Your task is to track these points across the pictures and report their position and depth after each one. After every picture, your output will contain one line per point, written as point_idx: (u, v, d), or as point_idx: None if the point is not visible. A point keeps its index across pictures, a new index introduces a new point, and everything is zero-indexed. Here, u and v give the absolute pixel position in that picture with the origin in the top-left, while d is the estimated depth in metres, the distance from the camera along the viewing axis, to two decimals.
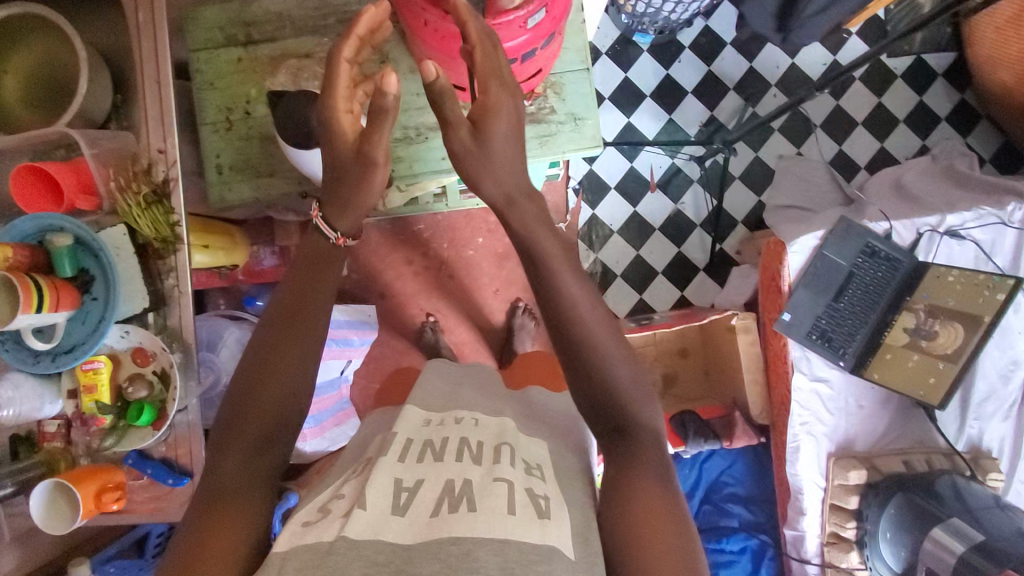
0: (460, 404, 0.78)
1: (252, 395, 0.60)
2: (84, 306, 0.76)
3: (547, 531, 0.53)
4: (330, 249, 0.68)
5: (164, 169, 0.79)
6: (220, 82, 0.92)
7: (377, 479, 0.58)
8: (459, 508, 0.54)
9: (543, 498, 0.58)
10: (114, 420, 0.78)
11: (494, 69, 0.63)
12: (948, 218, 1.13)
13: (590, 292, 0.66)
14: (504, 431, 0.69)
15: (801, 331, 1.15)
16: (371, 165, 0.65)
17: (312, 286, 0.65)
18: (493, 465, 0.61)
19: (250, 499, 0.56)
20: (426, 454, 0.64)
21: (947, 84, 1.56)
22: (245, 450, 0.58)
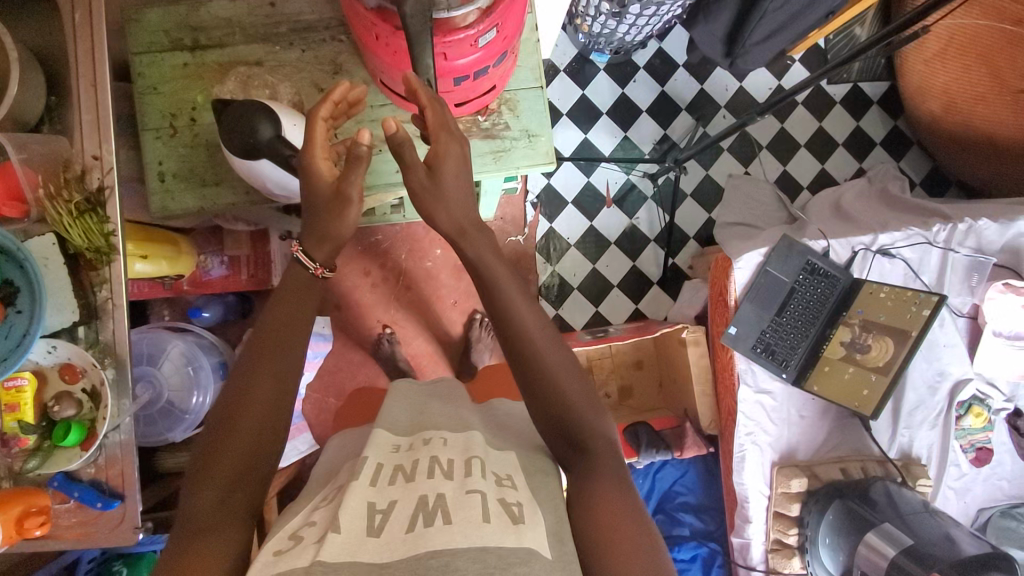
0: (429, 423, 0.78)
1: (223, 429, 0.59)
2: (8, 319, 0.72)
3: (522, 533, 0.54)
4: (308, 280, 0.69)
5: (99, 175, 0.76)
6: (165, 87, 0.89)
7: (351, 503, 0.57)
8: (434, 522, 0.54)
9: (516, 505, 0.59)
10: (38, 441, 0.73)
11: (445, 122, 0.67)
12: (879, 237, 1.20)
13: (534, 322, 0.71)
14: (472, 445, 0.69)
15: (747, 344, 1.19)
16: (347, 201, 0.67)
17: (287, 321, 0.66)
18: (465, 478, 0.61)
19: (225, 534, 0.54)
20: (398, 477, 0.63)
21: (882, 111, 1.66)
22: (218, 485, 0.56)
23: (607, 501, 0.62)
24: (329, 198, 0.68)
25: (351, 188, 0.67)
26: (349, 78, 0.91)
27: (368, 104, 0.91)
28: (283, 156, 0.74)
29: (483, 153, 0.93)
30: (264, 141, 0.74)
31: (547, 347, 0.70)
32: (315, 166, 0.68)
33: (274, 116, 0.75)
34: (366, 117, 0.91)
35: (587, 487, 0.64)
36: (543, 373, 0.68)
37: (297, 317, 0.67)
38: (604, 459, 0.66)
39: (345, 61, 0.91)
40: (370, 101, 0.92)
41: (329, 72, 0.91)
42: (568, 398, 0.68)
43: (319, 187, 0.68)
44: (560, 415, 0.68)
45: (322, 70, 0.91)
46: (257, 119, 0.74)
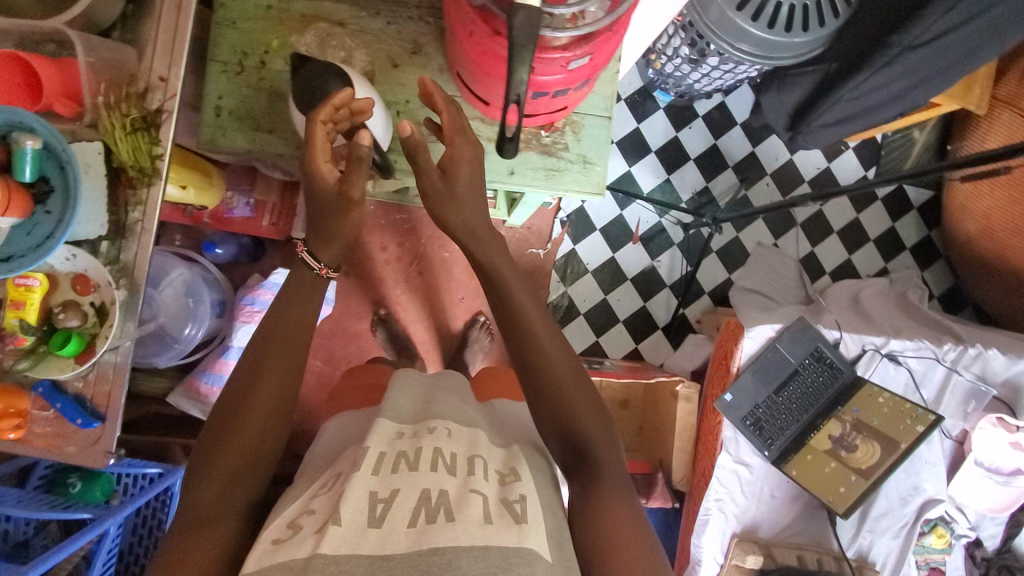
0: (435, 411, 0.78)
1: (228, 427, 0.66)
2: (34, 216, 0.71)
3: (524, 533, 0.58)
4: (313, 280, 0.79)
5: (161, 96, 0.75)
6: (243, 23, 0.88)
7: (353, 493, 0.59)
8: (438, 519, 0.58)
9: (518, 503, 0.62)
10: (35, 344, 0.72)
11: (459, 128, 0.74)
12: (891, 341, 1.21)
13: (564, 354, 0.73)
14: (477, 442, 0.71)
15: (738, 413, 1.19)
16: (350, 202, 0.73)
17: (296, 329, 0.75)
18: (468, 477, 0.65)
19: (227, 521, 0.62)
20: (399, 465, 0.65)
21: (919, 217, 1.67)
22: (222, 479, 0.64)
23: (606, 511, 0.65)
24: (334, 199, 0.73)
25: (354, 188, 0.72)
26: (425, 61, 0.91)
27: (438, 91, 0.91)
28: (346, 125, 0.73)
29: (535, 168, 0.92)
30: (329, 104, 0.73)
31: (560, 361, 0.72)
32: (317, 169, 0.72)
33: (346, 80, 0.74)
34: None
35: (582, 503, 0.67)
36: (548, 388, 0.71)
37: (301, 323, 0.76)
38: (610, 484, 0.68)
39: (426, 43, 0.91)
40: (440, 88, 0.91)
41: (406, 50, 0.91)
42: (574, 413, 0.70)
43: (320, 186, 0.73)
44: (569, 424, 0.70)
45: (402, 46, 0.91)
46: (328, 83, 0.73)
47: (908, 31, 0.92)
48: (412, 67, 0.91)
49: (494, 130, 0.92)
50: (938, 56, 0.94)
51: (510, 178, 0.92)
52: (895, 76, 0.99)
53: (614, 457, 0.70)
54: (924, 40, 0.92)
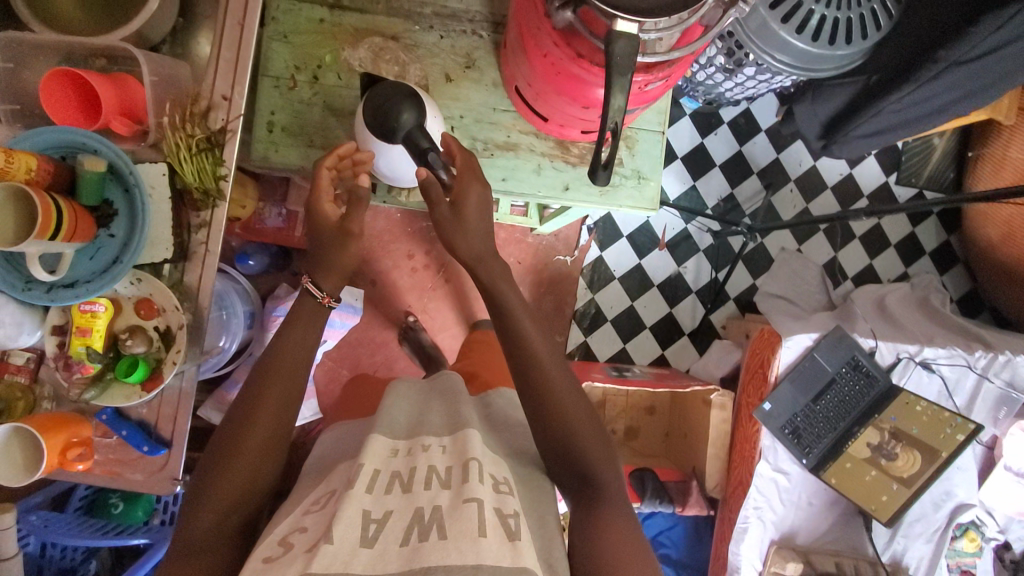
0: (426, 428, 0.76)
1: (227, 454, 0.66)
2: (97, 240, 0.69)
3: (518, 550, 0.55)
4: (316, 307, 0.77)
5: (224, 116, 0.74)
6: (295, 38, 0.87)
7: (345, 513, 0.57)
8: (430, 537, 0.55)
9: (512, 518, 0.59)
10: (102, 371, 0.71)
11: (471, 165, 0.76)
12: (925, 349, 1.23)
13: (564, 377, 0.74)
14: (468, 444, 0.68)
15: (776, 423, 1.20)
16: (349, 235, 0.78)
17: (297, 350, 0.74)
18: (462, 485, 0.61)
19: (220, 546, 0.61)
20: (393, 486, 0.63)
21: (939, 223, 1.70)
22: (220, 507, 0.63)
23: (608, 524, 0.66)
24: (333, 233, 0.78)
25: (355, 223, 0.78)
26: (479, 76, 0.90)
27: (491, 106, 0.90)
28: (417, 147, 0.76)
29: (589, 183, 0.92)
30: (403, 127, 0.76)
31: (562, 381, 0.73)
32: (320, 209, 0.79)
33: (418, 104, 0.77)
34: (484, 118, 0.90)
35: (585, 524, 0.67)
36: (545, 400, 0.71)
37: (301, 344, 0.75)
38: (609, 508, 0.68)
39: (479, 57, 0.90)
40: (493, 103, 0.90)
41: (460, 64, 0.90)
42: (572, 431, 0.70)
43: (321, 223, 0.79)
44: (569, 439, 0.70)
45: (455, 60, 0.89)
46: (400, 106, 0.76)
47: (953, 48, 0.93)
48: (466, 81, 0.90)
49: (548, 145, 0.91)
50: (982, 72, 0.96)
51: (565, 194, 0.92)
52: (937, 91, 1.00)
53: (612, 471, 0.71)
54: (971, 57, 0.93)
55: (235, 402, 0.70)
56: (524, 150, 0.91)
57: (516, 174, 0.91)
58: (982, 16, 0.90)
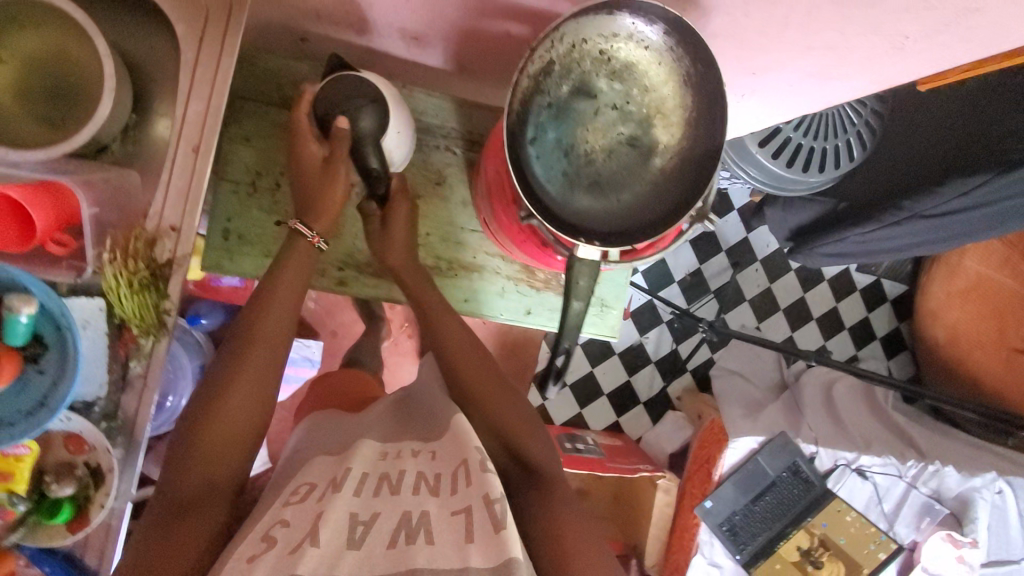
0: (414, 430, 0.67)
1: (211, 407, 0.59)
2: (25, 376, 0.66)
3: (503, 540, 0.47)
4: (306, 250, 0.71)
5: (171, 246, 0.71)
6: (259, 142, 0.83)
7: (329, 516, 0.49)
8: (417, 540, 0.48)
9: (499, 503, 0.50)
10: (24, 514, 0.69)
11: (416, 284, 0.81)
12: (862, 458, 1.32)
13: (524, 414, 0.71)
14: (461, 437, 0.60)
15: (716, 519, 1.26)
16: (334, 175, 0.72)
17: (282, 320, 0.66)
18: (451, 492, 0.54)
19: (205, 516, 0.54)
20: (382, 489, 0.55)
21: (892, 310, 1.76)
22: (205, 460, 0.57)
23: (563, 518, 0.58)
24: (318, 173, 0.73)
25: (340, 162, 0.72)
26: (449, 194, 0.88)
27: (459, 225, 0.89)
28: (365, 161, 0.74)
29: (553, 310, 0.92)
30: (358, 135, 0.72)
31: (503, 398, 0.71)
32: (304, 152, 0.74)
33: (383, 109, 0.72)
34: (452, 237, 0.89)
35: (532, 517, 0.59)
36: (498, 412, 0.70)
37: (284, 304, 0.67)
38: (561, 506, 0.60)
39: (451, 175, 0.88)
40: (461, 222, 0.89)
41: (431, 181, 0.88)
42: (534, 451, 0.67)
43: (305, 162, 0.74)
44: (516, 438, 0.68)
45: (426, 177, 0.87)
46: (361, 109, 0.71)
47: (918, 202, 0.95)
48: (434, 198, 0.88)
49: (514, 268, 0.90)
50: (946, 227, 0.97)
51: (527, 317, 0.92)
52: (902, 233, 1.01)
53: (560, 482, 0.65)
54: (936, 212, 0.95)
55: (217, 357, 0.64)
56: (490, 272, 0.90)
57: (479, 295, 0.90)
58: (950, 177, 0.91)
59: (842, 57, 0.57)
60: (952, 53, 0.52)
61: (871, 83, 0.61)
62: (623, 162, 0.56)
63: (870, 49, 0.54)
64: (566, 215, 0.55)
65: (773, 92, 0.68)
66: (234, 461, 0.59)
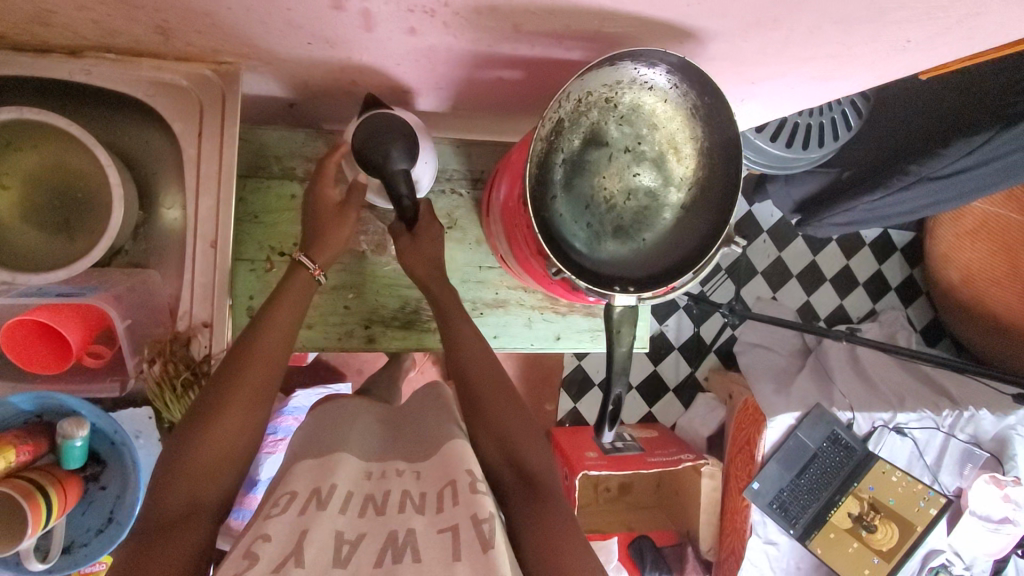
0: (402, 450, 0.67)
1: (203, 428, 0.57)
2: (88, 495, 0.69)
3: (491, 561, 0.46)
4: (308, 279, 0.70)
5: (207, 341, 0.71)
6: (267, 217, 0.83)
7: (315, 535, 0.49)
8: (403, 559, 0.47)
9: (487, 523, 0.50)
10: None
11: None
12: (898, 416, 1.32)
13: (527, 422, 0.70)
14: (450, 459, 0.60)
15: (765, 499, 1.27)
16: (345, 221, 0.73)
17: (280, 343, 0.65)
18: (437, 513, 0.53)
19: (184, 538, 0.51)
20: (368, 509, 0.55)
21: (903, 259, 1.77)
22: (193, 481, 0.54)
23: (548, 524, 0.58)
24: (332, 212, 0.73)
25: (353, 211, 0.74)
26: (462, 236, 0.88)
27: (477, 265, 0.89)
28: (394, 191, 0.68)
29: (581, 331, 0.93)
30: (389, 167, 0.68)
31: (499, 400, 0.71)
32: (322, 192, 0.74)
33: (411, 141, 0.69)
34: (471, 277, 0.89)
35: (522, 527, 0.58)
36: (492, 423, 0.69)
37: (280, 326, 0.65)
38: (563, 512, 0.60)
39: (461, 216, 0.88)
40: (479, 261, 0.89)
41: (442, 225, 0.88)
42: (535, 456, 0.66)
43: (320, 211, 0.74)
44: (515, 445, 0.67)
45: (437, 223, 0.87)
46: (390, 145, 0.67)
47: (925, 164, 0.93)
48: (449, 242, 0.88)
49: (537, 297, 0.91)
50: (953, 186, 0.96)
51: (557, 343, 0.92)
52: (910, 197, 1.01)
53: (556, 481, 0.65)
54: (942, 174, 0.94)
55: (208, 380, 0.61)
56: (514, 305, 0.91)
57: (507, 330, 0.91)
58: (953, 138, 0.90)
59: (844, 62, 0.57)
60: (955, 49, 0.52)
61: (873, 78, 0.61)
62: (644, 202, 0.56)
63: (873, 53, 0.54)
64: (596, 265, 0.56)
65: (775, 96, 0.68)
66: (224, 479, 0.56)
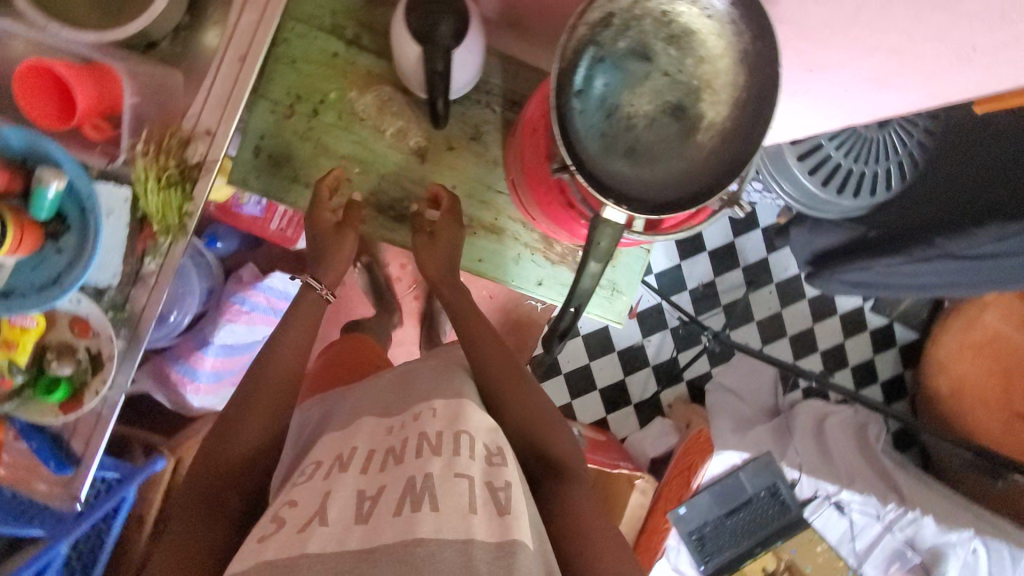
0: (415, 391, 0.67)
1: (226, 427, 0.65)
2: (42, 251, 0.67)
3: (508, 523, 0.48)
4: (317, 300, 0.78)
5: (204, 150, 0.71)
6: (304, 66, 0.83)
7: (338, 494, 0.52)
8: (422, 508, 0.49)
9: (503, 490, 0.52)
10: (20, 386, 0.70)
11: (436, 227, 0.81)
12: (842, 492, 1.35)
13: (537, 402, 0.69)
14: (463, 409, 0.60)
15: (686, 527, 1.30)
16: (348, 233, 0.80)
17: (295, 345, 0.73)
18: (453, 457, 0.54)
19: (216, 522, 0.57)
20: (388, 462, 0.56)
21: (899, 356, 1.74)
22: (223, 470, 0.62)
23: (573, 505, 0.61)
24: (333, 237, 0.79)
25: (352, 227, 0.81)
26: (482, 150, 0.87)
27: (487, 184, 0.88)
28: (431, 67, 0.68)
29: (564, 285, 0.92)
30: (436, 41, 0.68)
31: (512, 372, 0.71)
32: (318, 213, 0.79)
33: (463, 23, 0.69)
34: (476, 194, 0.88)
35: (550, 510, 0.60)
36: (503, 399, 0.69)
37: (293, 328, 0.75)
38: (579, 495, 0.62)
39: (487, 131, 0.87)
40: (490, 181, 0.89)
41: (466, 134, 0.87)
42: (546, 431, 0.67)
43: (320, 227, 0.79)
44: (532, 428, 0.67)
45: (462, 129, 0.87)
46: (441, 19, 0.68)
47: (950, 241, 0.93)
48: (466, 153, 0.87)
49: (534, 237, 0.90)
50: (971, 270, 0.95)
51: (537, 288, 0.92)
52: (925, 270, 0.99)
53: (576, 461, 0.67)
54: (965, 254, 0.93)
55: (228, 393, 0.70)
56: (509, 237, 0.90)
57: (494, 258, 0.90)
58: (987, 221, 0.89)
59: (903, 62, 0.56)
60: (1015, 73, 0.51)
61: (927, 96, 0.60)
62: (665, 132, 0.56)
63: (936, 58, 0.53)
64: (601, 175, 0.55)
65: (828, 96, 0.67)
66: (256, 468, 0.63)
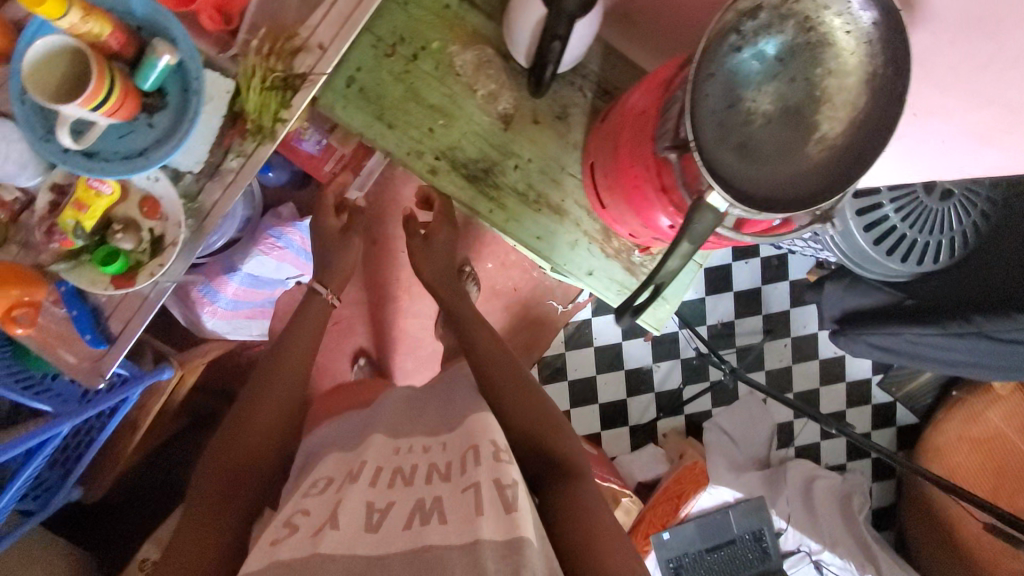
0: (420, 424, 0.77)
1: (235, 428, 0.77)
2: (134, 122, 0.69)
3: (515, 522, 0.52)
4: (325, 302, 0.94)
5: (312, 62, 0.73)
6: (414, 11, 0.84)
7: (348, 503, 0.58)
8: (430, 521, 0.54)
9: (510, 488, 0.57)
10: (80, 250, 0.74)
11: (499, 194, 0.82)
12: (824, 552, 1.36)
13: (544, 409, 0.77)
14: (480, 429, 0.68)
15: (666, 554, 1.31)
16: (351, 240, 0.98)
17: (296, 358, 0.86)
18: (460, 477, 0.60)
19: (223, 520, 0.67)
20: (396, 480, 0.63)
21: (895, 436, 1.75)
22: (232, 468, 0.73)
23: (584, 504, 0.65)
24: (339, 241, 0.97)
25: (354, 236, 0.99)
26: (565, 131, 0.88)
27: (562, 165, 0.89)
28: (551, 31, 0.69)
29: (612, 280, 0.93)
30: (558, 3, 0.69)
31: (527, 399, 0.78)
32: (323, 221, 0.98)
33: None
34: (549, 172, 0.89)
35: (555, 515, 0.65)
36: (504, 408, 0.77)
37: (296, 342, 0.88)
38: (585, 491, 0.67)
39: (574, 114, 0.89)
40: (565, 163, 0.89)
41: (553, 111, 0.88)
42: (558, 443, 0.74)
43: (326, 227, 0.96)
44: (542, 437, 0.74)
45: (551, 107, 0.88)
46: None
47: (989, 321, 0.96)
48: (550, 130, 0.88)
49: (594, 227, 0.91)
50: (1001, 354, 0.99)
51: (585, 278, 0.92)
52: (956, 348, 1.02)
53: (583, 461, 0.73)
54: (1002, 337, 0.96)
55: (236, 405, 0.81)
56: (570, 221, 0.91)
57: (552, 239, 0.90)
58: None
59: None
60: None
61: None
62: (778, 132, 0.58)
63: None
64: (714, 158, 0.56)
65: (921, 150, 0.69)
66: (259, 474, 0.74)
